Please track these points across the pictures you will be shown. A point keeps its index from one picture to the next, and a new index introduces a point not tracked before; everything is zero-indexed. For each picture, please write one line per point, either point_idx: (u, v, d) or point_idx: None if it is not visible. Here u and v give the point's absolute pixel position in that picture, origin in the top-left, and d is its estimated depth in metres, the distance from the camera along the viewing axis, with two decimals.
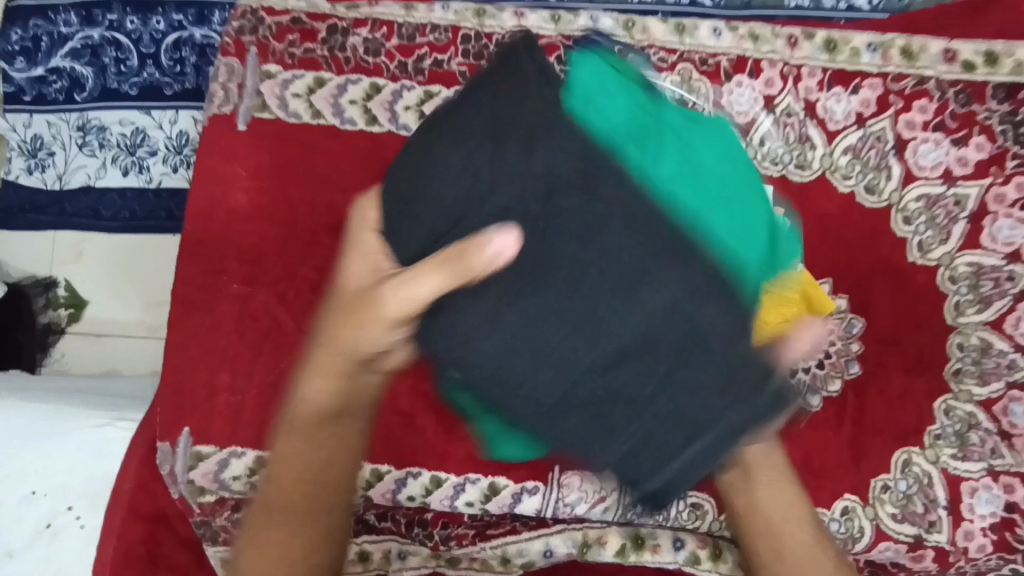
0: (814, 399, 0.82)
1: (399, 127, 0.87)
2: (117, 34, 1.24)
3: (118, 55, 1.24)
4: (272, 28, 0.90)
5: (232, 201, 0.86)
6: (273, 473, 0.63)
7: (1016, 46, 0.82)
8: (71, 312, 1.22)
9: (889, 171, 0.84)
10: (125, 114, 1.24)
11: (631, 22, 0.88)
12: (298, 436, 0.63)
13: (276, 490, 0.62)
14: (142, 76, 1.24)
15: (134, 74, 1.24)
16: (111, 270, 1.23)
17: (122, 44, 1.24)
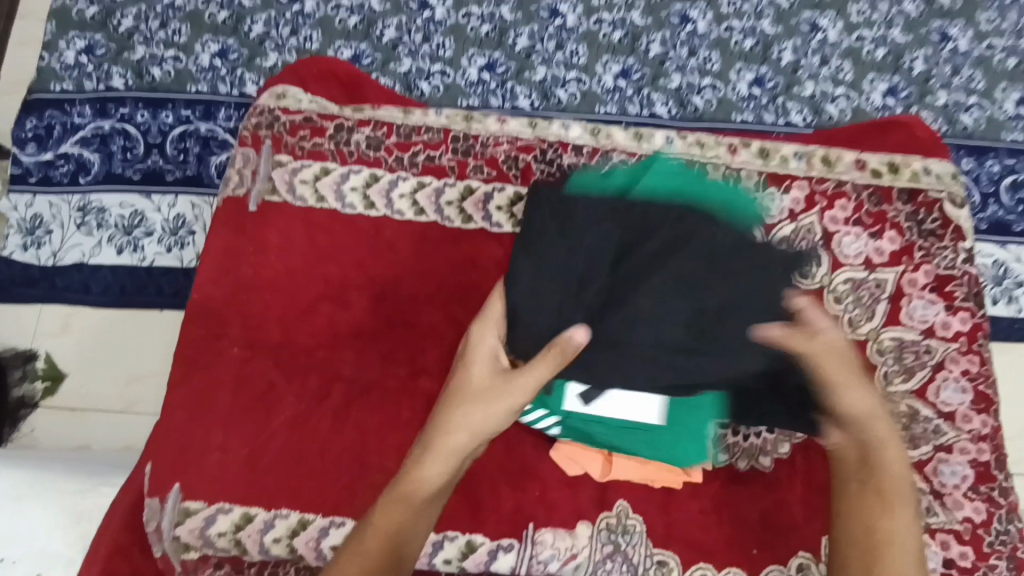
0: (766, 461, 0.88)
1: (395, 213, 0.98)
2: (127, 126, 1.38)
3: (125, 144, 1.37)
4: (287, 124, 1.02)
5: (238, 270, 0.95)
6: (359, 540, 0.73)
7: (911, 159, 1.01)
8: (49, 384, 1.25)
9: (820, 258, 0.96)
10: (124, 198, 1.34)
11: (597, 130, 1.03)
12: (394, 506, 0.74)
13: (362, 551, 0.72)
14: (145, 163, 1.36)
15: (138, 162, 1.36)
16: (97, 341, 1.27)
17: (131, 134, 1.38)
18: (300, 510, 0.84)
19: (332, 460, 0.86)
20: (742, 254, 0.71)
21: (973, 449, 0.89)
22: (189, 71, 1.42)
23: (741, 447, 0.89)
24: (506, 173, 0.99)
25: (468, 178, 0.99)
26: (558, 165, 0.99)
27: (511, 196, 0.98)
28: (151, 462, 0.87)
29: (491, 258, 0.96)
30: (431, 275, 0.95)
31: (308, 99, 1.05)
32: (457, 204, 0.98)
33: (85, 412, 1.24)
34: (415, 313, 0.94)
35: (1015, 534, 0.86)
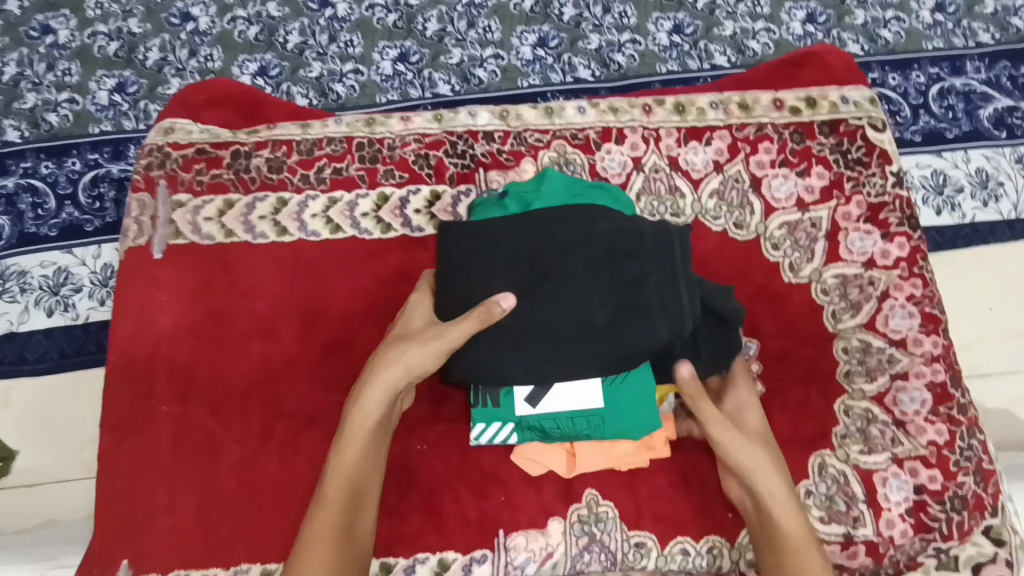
0: None
1: (309, 234, 0.93)
2: (36, 180, 1.27)
3: (35, 200, 1.26)
4: (179, 160, 0.96)
5: (157, 320, 0.89)
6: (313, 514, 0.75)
7: (827, 91, 0.99)
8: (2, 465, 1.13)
9: (751, 207, 0.94)
10: (47, 258, 1.23)
11: (505, 112, 0.98)
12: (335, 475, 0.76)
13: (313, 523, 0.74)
14: (64, 217, 1.26)
15: (54, 216, 1.26)
16: (29, 413, 1.16)
17: (40, 188, 1.27)
18: (262, 562, 0.80)
19: (287, 503, 0.83)
20: (637, 241, 0.75)
21: (927, 371, 0.88)
22: (89, 112, 1.32)
23: None
24: (420, 174, 0.95)
25: (379, 186, 0.94)
26: (471, 155, 0.96)
27: (428, 196, 0.94)
28: (95, 540, 0.81)
29: (418, 265, 0.92)
30: (363, 292, 0.91)
31: (199, 130, 0.98)
32: (373, 215, 0.93)
33: (41, 486, 1.14)
34: (352, 334, 0.89)
35: (978, 448, 0.86)
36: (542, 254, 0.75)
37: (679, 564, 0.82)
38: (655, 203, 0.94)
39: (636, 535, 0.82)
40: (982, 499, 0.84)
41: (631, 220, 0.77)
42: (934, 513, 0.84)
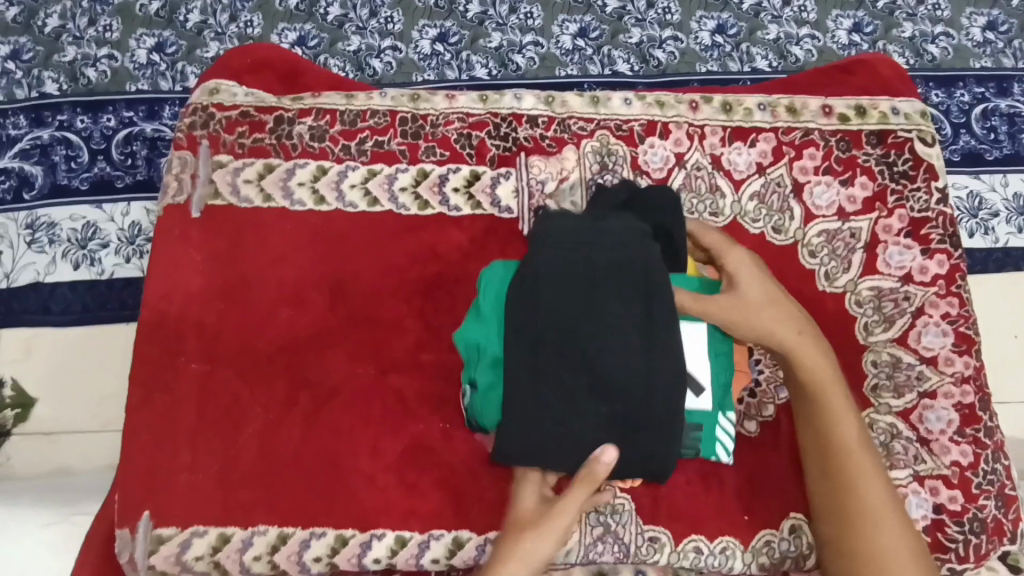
0: (751, 426, 0.88)
1: (347, 205, 0.93)
2: (69, 133, 1.28)
3: (68, 152, 1.27)
4: (222, 122, 0.96)
5: (190, 279, 0.90)
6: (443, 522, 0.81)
7: (878, 101, 0.97)
8: (21, 411, 1.16)
9: (791, 212, 0.93)
10: (75, 212, 1.24)
11: (551, 98, 0.98)
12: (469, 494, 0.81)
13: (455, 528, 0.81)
14: (94, 172, 1.27)
15: (85, 171, 1.27)
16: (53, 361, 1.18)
17: (73, 141, 1.28)
18: (279, 525, 0.81)
19: (307, 469, 0.83)
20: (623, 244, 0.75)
21: (957, 392, 0.87)
22: (127, 69, 1.33)
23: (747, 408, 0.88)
24: (461, 153, 0.94)
25: (420, 162, 0.94)
26: (514, 139, 0.95)
27: (467, 176, 0.94)
28: (118, 491, 0.82)
29: (451, 244, 0.92)
30: (395, 267, 0.91)
31: (243, 92, 0.98)
32: (411, 191, 0.93)
33: (60, 436, 1.16)
34: (382, 309, 0.90)
35: (1002, 473, 0.86)
36: (563, 295, 0.73)
37: (691, 562, 0.82)
38: (694, 200, 0.94)
39: (654, 529, 0.83)
40: (1002, 524, 0.84)
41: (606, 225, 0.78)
42: (952, 534, 0.83)
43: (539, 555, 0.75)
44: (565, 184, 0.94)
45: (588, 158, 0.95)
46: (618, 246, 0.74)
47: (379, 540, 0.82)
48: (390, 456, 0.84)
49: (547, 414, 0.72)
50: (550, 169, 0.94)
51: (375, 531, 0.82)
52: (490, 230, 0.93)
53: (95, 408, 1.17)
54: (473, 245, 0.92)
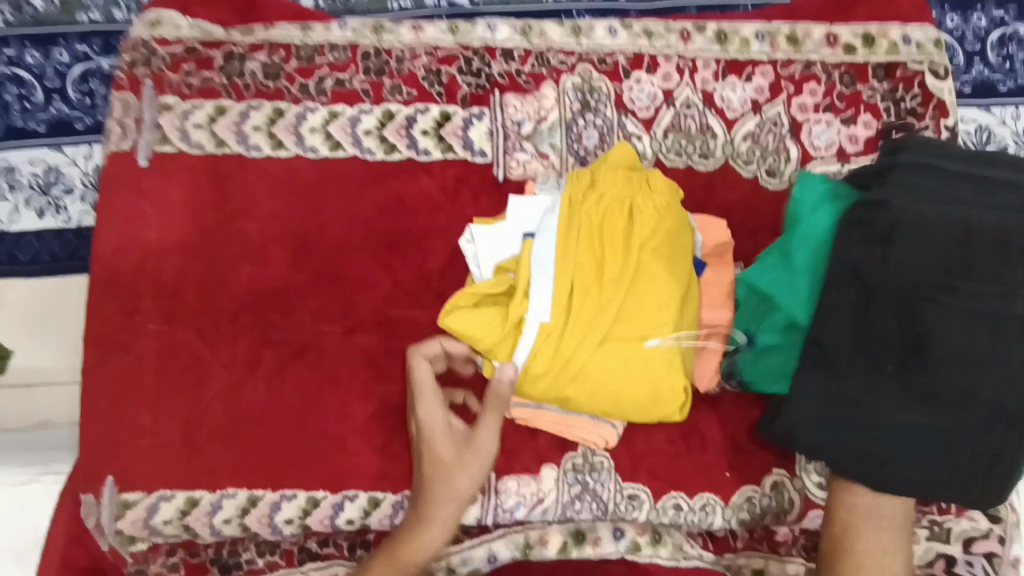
0: None
1: (307, 150, 0.85)
2: (21, 69, 1.14)
3: (22, 91, 1.13)
4: (167, 58, 0.87)
5: (142, 232, 0.83)
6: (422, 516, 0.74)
7: (888, 29, 0.89)
8: None
9: (787, 153, 0.87)
10: (36, 155, 1.13)
11: (528, 28, 0.89)
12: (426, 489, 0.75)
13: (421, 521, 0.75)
14: (52, 112, 1.14)
15: (42, 111, 1.14)
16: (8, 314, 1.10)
17: (26, 79, 1.14)
18: (248, 488, 0.79)
19: (275, 430, 0.80)
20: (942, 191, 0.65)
21: None
22: None
23: None
24: (429, 92, 0.86)
25: (384, 102, 0.86)
26: (487, 75, 0.87)
27: (437, 117, 0.86)
28: (81, 455, 0.79)
29: (419, 192, 0.85)
30: (361, 217, 0.85)
31: (188, 24, 0.88)
32: (376, 134, 0.86)
33: (39, 388, 1.09)
34: (348, 263, 0.84)
35: None
36: (933, 262, 0.61)
37: (671, 518, 0.81)
38: (683, 142, 0.86)
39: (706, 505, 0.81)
40: None
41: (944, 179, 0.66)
42: None
43: (458, 493, 0.73)
44: (543, 125, 0.86)
45: (568, 96, 0.87)
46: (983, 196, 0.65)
47: (352, 501, 0.80)
48: (361, 417, 0.81)
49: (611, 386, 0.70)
50: (527, 109, 0.86)
51: (347, 493, 0.80)
52: (461, 176, 0.86)
53: (66, 358, 1.10)
54: (445, 193, 0.86)
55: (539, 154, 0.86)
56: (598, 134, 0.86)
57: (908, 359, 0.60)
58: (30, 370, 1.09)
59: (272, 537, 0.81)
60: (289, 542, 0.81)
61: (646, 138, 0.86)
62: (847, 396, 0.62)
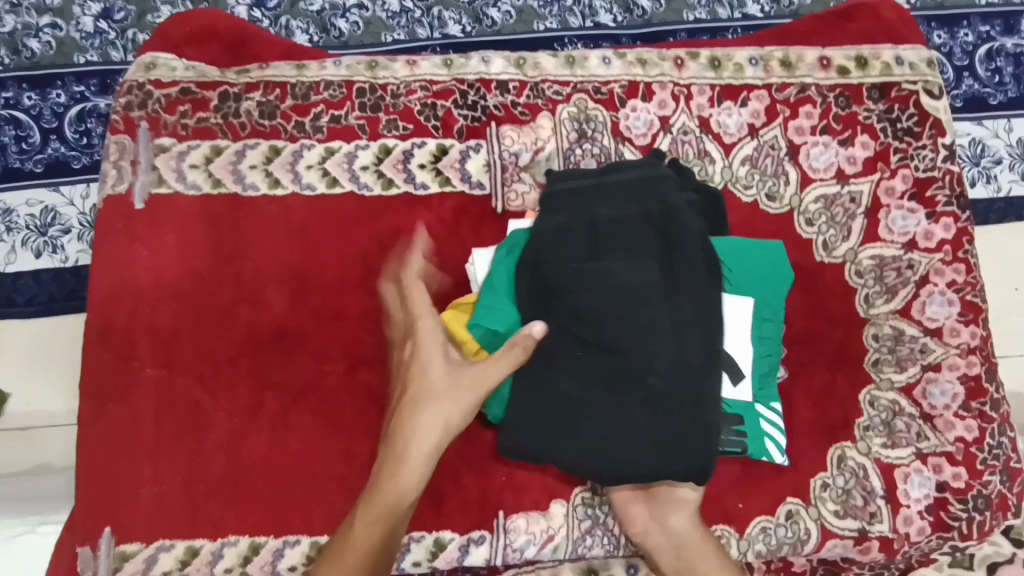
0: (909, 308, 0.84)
1: (304, 187, 0.85)
2: (18, 111, 1.14)
3: (19, 132, 1.13)
4: (162, 100, 0.87)
5: (137, 276, 0.82)
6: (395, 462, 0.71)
7: (880, 50, 0.89)
8: None
9: (786, 176, 0.86)
10: (31, 195, 1.12)
11: (522, 60, 0.89)
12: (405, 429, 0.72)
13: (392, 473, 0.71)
14: (48, 152, 1.13)
15: (38, 151, 1.13)
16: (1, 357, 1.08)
17: (23, 120, 1.13)
18: (250, 534, 0.77)
19: (276, 474, 0.79)
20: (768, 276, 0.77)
21: (962, 364, 0.82)
22: (73, 39, 1.17)
23: (905, 292, 0.84)
24: (425, 126, 0.86)
25: (381, 137, 0.86)
26: (483, 107, 0.87)
27: (434, 151, 0.86)
28: (78, 506, 0.77)
29: (418, 226, 0.85)
30: (359, 254, 0.84)
31: (183, 66, 0.88)
32: (373, 169, 0.85)
33: (38, 430, 1.07)
34: (347, 299, 0.83)
35: (1007, 446, 0.82)
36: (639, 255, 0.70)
37: None
38: None
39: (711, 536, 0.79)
40: (1005, 498, 0.80)
41: (614, 188, 0.74)
42: (955, 512, 0.80)
43: (443, 425, 0.72)
44: (540, 155, 0.86)
45: (565, 126, 0.86)
46: (622, 202, 0.73)
47: None
48: (363, 458, 0.79)
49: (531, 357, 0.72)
50: (524, 139, 0.86)
51: None
52: (460, 209, 0.86)
53: (65, 401, 1.08)
54: (444, 226, 0.85)
55: (537, 185, 0.86)
56: (596, 163, 0.86)
57: (674, 332, 0.68)
58: (28, 413, 1.07)
59: None
60: None
61: None
62: (653, 380, 0.68)
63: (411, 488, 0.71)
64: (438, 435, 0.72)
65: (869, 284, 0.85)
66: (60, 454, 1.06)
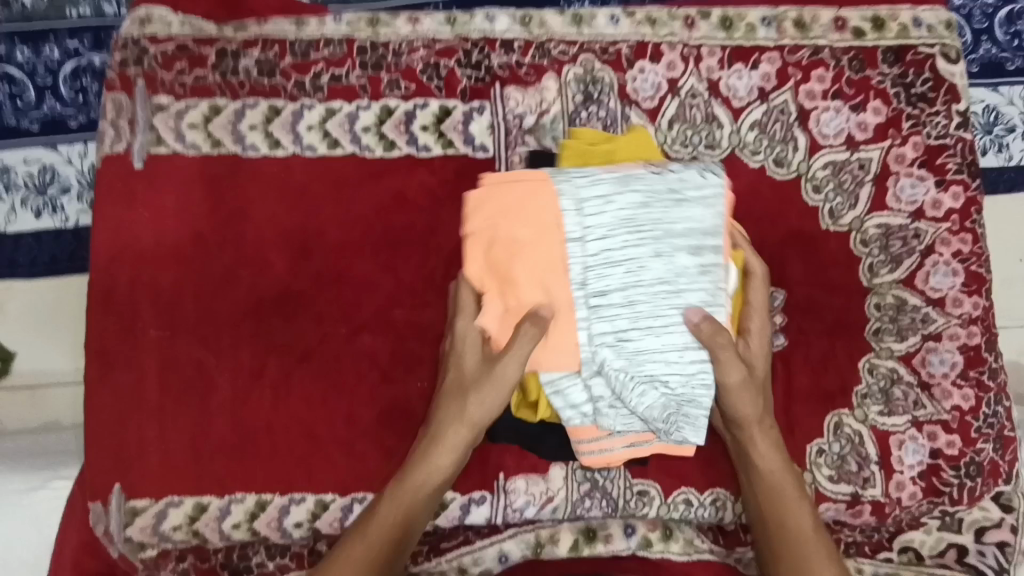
0: (932, 276, 0.83)
1: (305, 148, 0.84)
2: (11, 67, 1.11)
3: (13, 89, 1.11)
4: (159, 57, 0.85)
5: (139, 238, 0.81)
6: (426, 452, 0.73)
7: (898, 11, 0.86)
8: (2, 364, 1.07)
9: (795, 142, 0.85)
10: (29, 153, 1.10)
11: (528, 18, 0.86)
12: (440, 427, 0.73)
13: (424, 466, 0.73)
14: (44, 109, 1.11)
15: (34, 108, 1.11)
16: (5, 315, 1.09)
17: (17, 76, 1.11)
18: (255, 492, 0.79)
19: (281, 436, 0.80)
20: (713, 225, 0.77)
21: (963, 334, 0.82)
22: None
23: (931, 256, 0.83)
24: (428, 86, 0.84)
25: (383, 97, 0.84)
26: (487, 67, 0.85)
27: (436, 112, 0.84)
28: (87, 463, 0.79)
29: (420, 188, 0.84)
30: (361, 217, 0.83)
31: (179, 21, 0.86)
32: (375, 130, 0.84)
33: (44, 388, 1.09)
34: (350, 263, 0.83)
35: (1002, 415, 0.82)
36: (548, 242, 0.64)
37: (682, 513, 0.81)
38: (689, 132, 0.85)
39: (714, 492, 0.81)
40: (998, 466, 0.82)
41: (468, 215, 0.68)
42: (947, 478, 0.82)
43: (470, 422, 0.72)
44: (545, 117, 0.84)
45: (571, 88, 0.85)
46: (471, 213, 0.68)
47: (361, 503, 0.80)
48: (366, 420, 0.81)
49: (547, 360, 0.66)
50: (529, 102, 0.84)
51: (355, 495, 0.80)
52: (462, 171, 0.84)
53: (70, 358, 1.09)
54: (446, 190, 0.84)
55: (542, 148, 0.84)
56: (602, 126, 0.85)
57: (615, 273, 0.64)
58: (34, 370, 1.09)
59: (282, 540, 0.80)
60: (299, 544, 0.80)
61: (651, 129, 0.85)
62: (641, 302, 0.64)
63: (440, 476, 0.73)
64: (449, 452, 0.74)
65: (898, 246, 0.84)
66: (68, 412, 1.08)
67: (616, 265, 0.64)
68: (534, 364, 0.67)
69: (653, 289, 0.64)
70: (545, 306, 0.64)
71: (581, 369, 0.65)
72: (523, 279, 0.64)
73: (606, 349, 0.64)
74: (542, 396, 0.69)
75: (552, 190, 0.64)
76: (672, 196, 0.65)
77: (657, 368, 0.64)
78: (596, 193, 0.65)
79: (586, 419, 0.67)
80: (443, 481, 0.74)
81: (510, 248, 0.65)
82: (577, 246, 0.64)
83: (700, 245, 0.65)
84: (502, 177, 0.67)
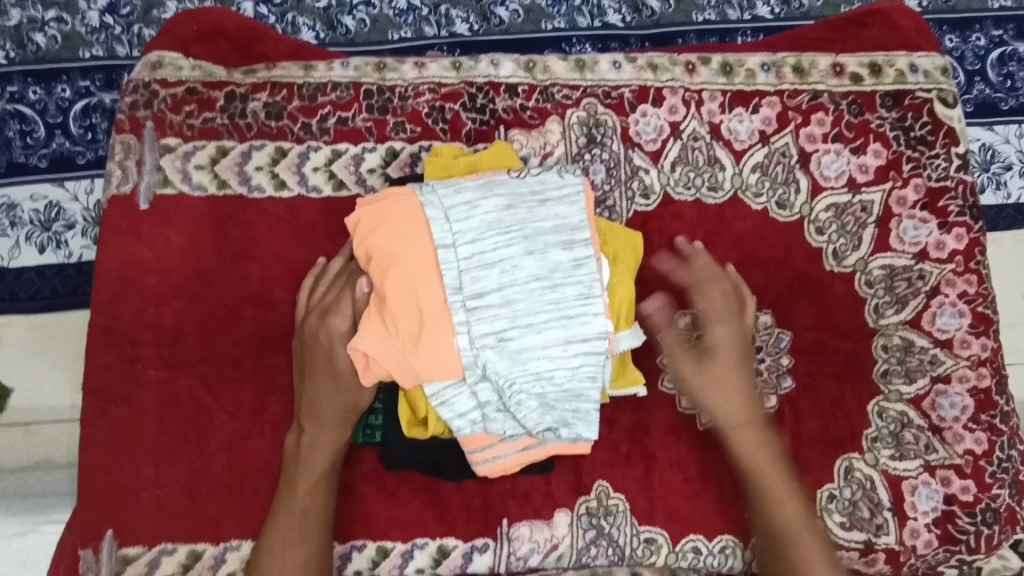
0: (941, 317, 0.83)
1: (310, 190, 0.84)
2: (23, 106, 1.13)
3: (24, 127, 1.12)
4: (168, 100, 0.86)
5: (142, 278, 0.81)
6: (301, 474, 0.73)
7: (894, 57, 0.88)
8: None
9: (797, 184, 0.85)
10: (35, 190, 1.11)
11: (531, 63, 0.88)
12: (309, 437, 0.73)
13: (303, 492, 0.72)
14: (53, 147, 1.12)
15: (43, 146, 1.12)
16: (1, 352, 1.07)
17: (28, 115, 1.12)
18: (251, 539, 0.77)
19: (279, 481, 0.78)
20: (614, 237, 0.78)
21: (972, 376, 0.82)
22: (79, 34, 1.15)
23: (938, 296, 0.83)
24: (433, 129, 0.86)
25: (388, 140, 0.85)
26: (491, 110, 0.86)
27: None
28: (79, 509, 0.77)
29: None
30: None
31: (189, 65, 0.87)
32: (380, 172, 0.85)
33: (37, 426, 1.06)
34: None
35: (1017, 459, 0.81)
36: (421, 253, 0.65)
37: (689, 562, 0.79)
38: (691, 174, 0.86)
39: (723, 539, 0.79)
40: (1015, 512, 0.80)
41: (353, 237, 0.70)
42: (962, 526, 0.79)
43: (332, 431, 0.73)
44: (549, 159, 0.85)
45: (574, 130, 0.86)
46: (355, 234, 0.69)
47: (360, 551, 0.77)
48: (367, 464, 0.79)
49: (429, 368, 0.64)
50: (532, 144, 0.85)
51: (354, 543, 0.77)
52: None
53: (64, 396, 1.07)
54: None
55: None
56: (605, 168, 0.85)
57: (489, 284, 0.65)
58: (27, 409, 1.07)
59: None
60: None
61: (654, 171, 0.85)
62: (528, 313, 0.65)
63: (313, 501, 0.72)
64: (326, 467, 0.73)
65: (905, 287, 0.84)
66: (60, 450, 1.06)
67: (489, 268, 0.65)
68: (416, 377, 0.65)
69: (528, 286, 0.65)
70: (419, 316, 0.64)
71: (464, 376, 0.64)
72: (396, 291, 0.65)
73: (488, 351, 0.64)
74: (431, 411, 0.67)
75: (419, 199, 0.67)
76: (538, 195, 0.69)
77: (541, 365, 0.64)
78: (461, 201, 0.67)
79: (477, 427, 0.65)
80: (322, 503, 0.72)
81: (387, 261, 0.66)
82: (449, 252, 0.65)
83: (570, 240, 0.67)
84: (367, 200, 0.70)
